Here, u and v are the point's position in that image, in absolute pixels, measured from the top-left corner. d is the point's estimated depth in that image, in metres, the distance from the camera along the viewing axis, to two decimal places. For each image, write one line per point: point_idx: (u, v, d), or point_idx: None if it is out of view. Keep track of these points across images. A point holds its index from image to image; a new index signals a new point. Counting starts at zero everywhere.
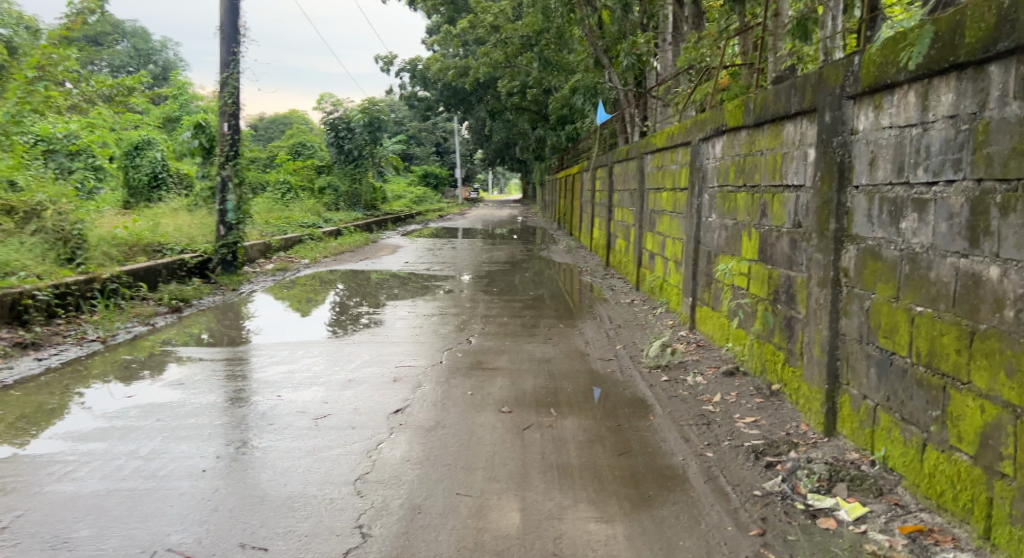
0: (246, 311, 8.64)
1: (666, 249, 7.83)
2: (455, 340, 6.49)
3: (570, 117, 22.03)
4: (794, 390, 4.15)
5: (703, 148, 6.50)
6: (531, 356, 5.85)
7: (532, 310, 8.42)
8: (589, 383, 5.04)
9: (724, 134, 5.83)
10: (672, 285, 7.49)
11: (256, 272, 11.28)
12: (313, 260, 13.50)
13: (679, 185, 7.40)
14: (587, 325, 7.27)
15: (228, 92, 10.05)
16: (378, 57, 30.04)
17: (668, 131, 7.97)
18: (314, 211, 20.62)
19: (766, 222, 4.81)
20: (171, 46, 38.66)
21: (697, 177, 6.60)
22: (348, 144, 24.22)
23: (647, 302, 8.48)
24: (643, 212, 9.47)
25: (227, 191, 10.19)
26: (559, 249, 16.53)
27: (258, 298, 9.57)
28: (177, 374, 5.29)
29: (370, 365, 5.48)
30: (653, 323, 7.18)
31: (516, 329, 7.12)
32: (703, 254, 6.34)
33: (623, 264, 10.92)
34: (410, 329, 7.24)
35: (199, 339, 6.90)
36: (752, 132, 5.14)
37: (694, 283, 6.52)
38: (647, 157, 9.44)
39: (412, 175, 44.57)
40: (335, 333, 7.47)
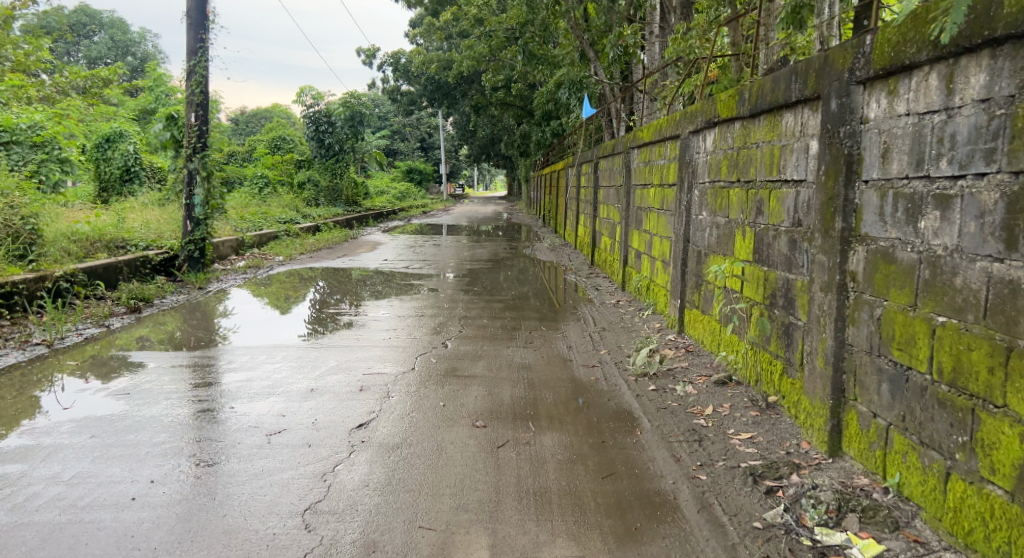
0: (220, 310, 8.26)
1: (654, 247, 7.49)
2: (429, 344, 6.12)
3: (556, 112, 21.67)
4: (794, 404, 3.82)
5: (693, 142, 6.16)
6: (509, 363, 5.48)
7: (513, 311, 8.06)
8: (571, 393, 4.67)
9: (716, 126, 5.49)
10: (659, 285, 7.16)
11: (227, 270, 10.85)
12: (288, 257, 13.08)
13: (667, 180, 7.07)
14: (569, 328, 6.91)
15: (195, 82, 9.61)
16: (360, 51, 29.64)
17: (655, 124, 7.63)
18: (293, 207, 20.16)
19: (762, 220, 4.47)
20: (150, 38, 37.96)
21: (686, 172, 6.26)
22: (328, 139, 23.76)
23: (633, 304, 8.13)
24: (629, 209, 9.13)
25: (194, 184, 9.81)
26: (543, 246, 16.19)
27: (235, 295, 9.20)
28: (123, 382, 4.87)
29: (335, 371, 5.09)
30: (639, 326, 6.84)
31: (495, 332, 6.75)
32: (693, 253, 6.00)
33: (609, 263, 10.58)
34: (383, 331, 6.86)
35: (157, 341, 6.50)
36: (747, 123, 4.80)
37: (683, 284, 6.18)
38: (633, 152, 9.11)
39: (396, 171, 44.04)
40: (310, 334, 7.04)
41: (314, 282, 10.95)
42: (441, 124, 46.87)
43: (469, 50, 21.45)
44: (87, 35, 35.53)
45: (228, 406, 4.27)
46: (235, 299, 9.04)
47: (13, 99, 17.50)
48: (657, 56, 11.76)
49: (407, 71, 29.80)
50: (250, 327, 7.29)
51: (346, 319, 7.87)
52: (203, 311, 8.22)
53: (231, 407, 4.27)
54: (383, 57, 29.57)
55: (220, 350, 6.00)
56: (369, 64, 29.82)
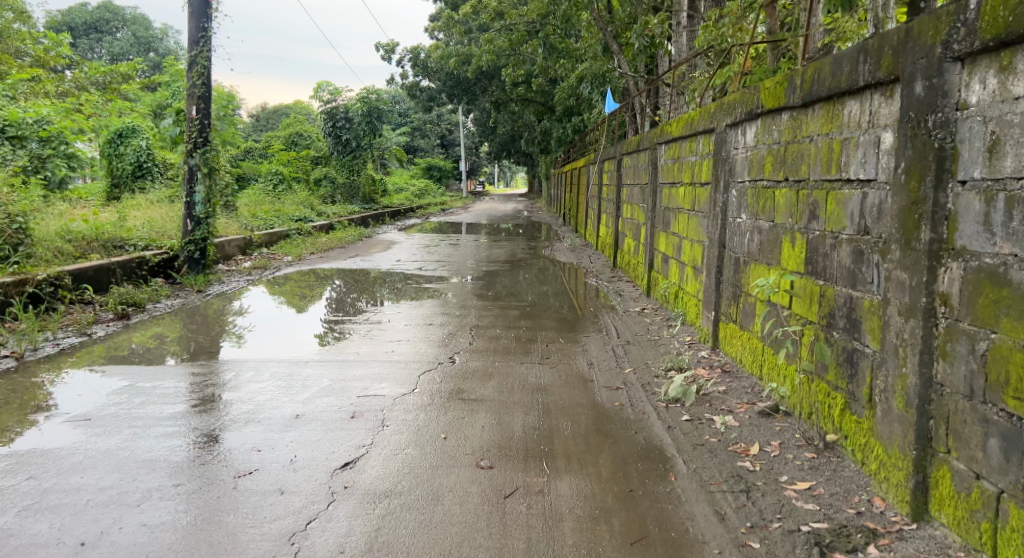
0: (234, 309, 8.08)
1: (683, 253, 6.89)
2: (435, 359, 5.55)
3: (577, 107, 21.06)
4: (860, 448, 3.21)
5: (731, 136, 5.54)
6: (523, 384, 4.89)
7: (530, 319, 7.47)
8: (591, 424, 4.08)
9: (758, 117, 4.87)
10: (689, 293, 6.57)
11: (230, 271, 10.31)
12: (298, 257, 12.59)
13: (698, 178, 6.46)
14: (590, 341, 6.31)
15: (197, 73, 9.07)
16: (378, 46, 29.27)
17: (685, 117, 7.02)
18: (308, 204, 19.71)
19: (817, 226, 3.86)
20: (172, 34, 37.72)
21: (721, 170, 5.65)
22: (346, 135, 23.28)
23: (660, 312, 7.53)
24: (655, 209, 8.52)
25: (194, 181, 9.21)
26: (563, 247, 15.59)
27: (254, 296, 8.99)
28: (84, 406, 4.28)
29: (327, 393, 4.52)
30: (668, 339, 6.25)
31: (508, 345, 6.16)
32: (729, 260, 5.40)
33: (633, 266, 9.97)
34: (387, 341, 6.30)
35: (143, 351, 5.98)
36: (798, 114, 4.18)
37: (717, 295, 5.58)
38: (660, 148, 8.49)
39: (415, 168, 43.55)
40: (324, 342, 6.48)
41: (330, 282, 10.53)
42: (461, 121, 46.41)
43: (488, 44, 20.84)
44: (109, 31, 35.25)
45: (202, 438, 3.73)
46: (238, 303, 8.54)
47: (26, 94, 17.17)
48: (684, 47, 11.11)
49: (425, 66, 29.25)
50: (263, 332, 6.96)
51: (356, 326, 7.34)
52: (205, 315, 7.74)
53: (203, 438, 3.73)
54: (402, 51, 29.03)
55: (206, 362, 5.42)
56: (387, 59, 29.29)
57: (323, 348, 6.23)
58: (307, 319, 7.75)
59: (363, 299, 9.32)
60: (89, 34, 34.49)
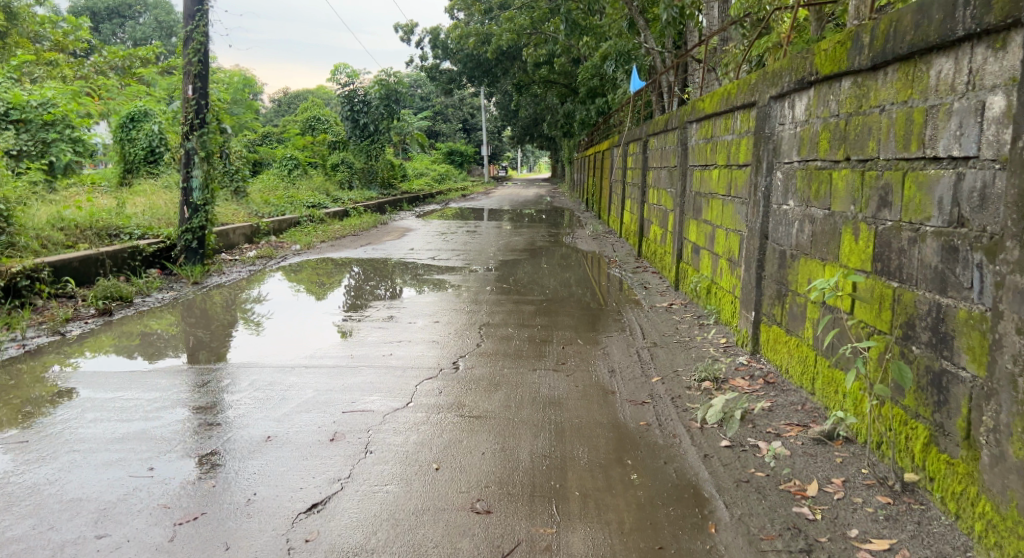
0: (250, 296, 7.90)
1: (717, 243, 6.24)
2: (437, 364, 4.94)
3: (601, 89, 20.36)
4: (954, 497, 2.59)
5: (776, 110, 4.87)
6: (535, 398, 4.27)
7: (546, 316, 6.82)
8: (612, 451, 3.46)
9: (812, 86, 4.20)
10: (723, 289, 5.93)
11: (233, 261, 9.74)
12: (307, 245, 12.03)
13: (735, 160, 5.81)
14: (613, 343, 5.66)
15: (193, 49, 8.42)
16: (398, 27, 28.60)
17: (721, 92, 6.35)
18: (324, 190, 19.17)
19: (890, 215, 3.21)
20: None
21: (764, 149, 5.00)
22: (364, 119, 22.64)
23: (690, 308, 6.87)
24: (684, 195, 7.86)
25: (192, 166, 8.59)
26: (585, 234, 14.94)
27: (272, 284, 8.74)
28: (15, 427, 3.63)
29: (308, 408, 3.93)
30: (700, 340, 5.62)
31: (521, 349, 5.52)
32: (775, 253, 4.75)
33: (659, 256, 9.29)
34: (387, 340, 5.68)
35: (122, 352, 5.40)
36: (863, 80, 3.53)
37: (758, 293, 4.95)
38: (690, 127, 7.80)
39: (437, 153, 42.89)
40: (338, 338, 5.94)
41: (348, 271, 9.99)
42: (483, 105, 45.71)
43: (509, 22, 20.07)
44: (132, 16, 34.83)
45: (203, 457, 3.24)
46: (238, 295, 8.01)
47: (39, 78, 16.74)
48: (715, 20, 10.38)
49: (446, 47, 28.51)
50: (260, 328, 6.41)
51: (364, 320, 6.79)
52: (205, 310, 7.21)
53: (204, 458, 3.24)
54: (421, 32, 28.30)
55: (180, 366, 4.81)
56: (407, 41, 28.60)
57: (324, 346, 5.64)
58: (308, 313, 7.15)
59: (381, 287, 9.01)
60: (112, 18, 34.21)
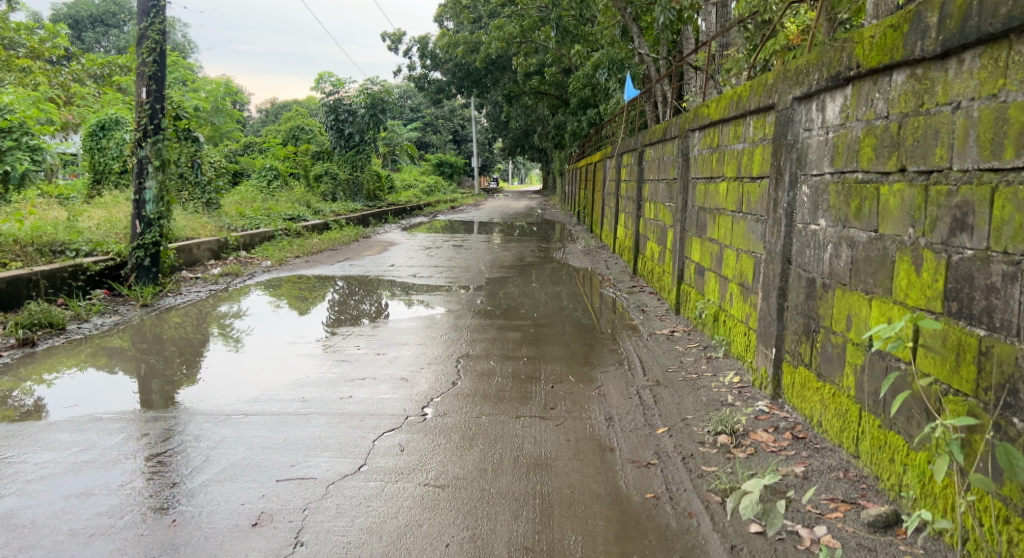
0: (227, 310, 7.61)
1: (727, 264, 5.56)
2: (402, 412, 4.21)
3: (592, 100, 19.78)
4: None
5: (800, 113, 4.17)
6: (517, 457, 3.54)
7: (533, 345, 6.08)
8: (613, 542, 2.79)
9: (848, 84, 3.51)
10: (735, 319, 5.25)
11: (192, 280, 8.96)
12: (279, 260, 11.25)
13: (749, 171, 5.13)
14: (609, 382, 4.94)
15: (147, 49, 7.67)
16: (385, 36, 27.95)
17: (729, 94, 5.67)
18: (304, 201, 18.40)
19: (968, 243, 2.54)
20: (181, 29, 36.49)
21: (785, 158, 4.30)
22: (348, 129, 21.91)
23: (694, 337, 6.17)
24: (685, 209, 7.17)
25: (145, 176, 7.81)
26: (576, 248, 14.25)
27: (254, 299, 8.42)
28: None
29: (234, 476, 3.22)
30: (709, 378, 4.92)
31: (503, 388, 4.79)
32: (800, 280, 4.06)
33: (656, 275, 8.59)
34: (348, 376, 4.93)
35: (70, 390, 4.81)
36: (924, 71, 2.84)
37: (779, 327, 4.26)
38: (691, 136, 7.13)
39: (426, 164, 42.18)
40: (300, 370, 5.21)
41: (324, 291, 9.26)
42: (473, 116, 45.09)
43: (498, 30, 19.51)
44: (115, 25, 33.94)
45: None
46: (195, 319, 7.24)
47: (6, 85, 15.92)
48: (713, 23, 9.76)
49: (435, 56, 27.86)
50: (207, 359, 5.66)
51: (331, 346, 6.08)
52: (157, 339, 6.48)
53: None
54: (409, 41, 27.65)
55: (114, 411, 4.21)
56: (394, 50, 27.95)
57: (285, 378, 4.94)
58: (269, 339, 6.44)
59: (366, 301, 8.64)
60: (95, 27, 33.33)
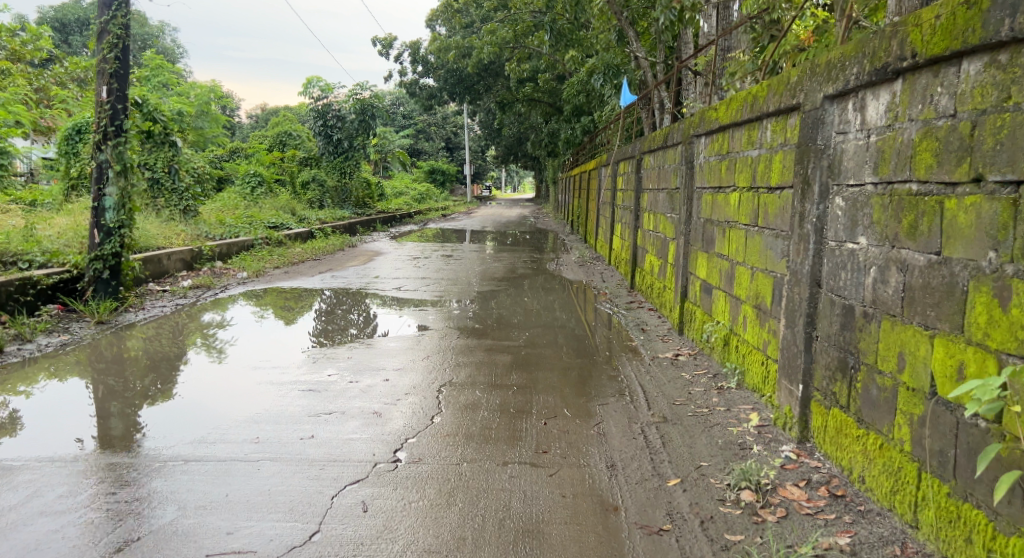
0: (210, 321, 7.33)
1: (740, 284, 5.01)
2: (371, 457, 3.64)
3: (586, 107, 19.30)
4: None
5: (833, 114, 3.61)
6: (503, 522, 3.03)
7: (523, 370, 5.49)
8: None
9: (896, 80, 2.99)
10: (752, 346, 4.69)
11: (161, 292, 8.38)
12: (258, 271, 10.65)
13: (768, 180, 4.56)
14: (609, 417, 4.38)
15: (108, 44, 7.05)
16: (376, 40, 27.40)
17: (744, 94, 5.10)
18: (289, 208, 17.78)
19: None
20: (170, 32, 35.81)
21: (813, 166, 3.74)
22: (337, 135, 21.25)
23: (700, 362, 5.61)
24: (690, 220, 6.61)
25: (105, 181, 7.19)
26: (570, 259, 13.70)
27: (236, 308, 8.15)
28: None
29: (153, 550, 2.80)
30: (724, 415, 4.36)
31: (489, 425, 4.21)
32: (833, 307, 3.52)
33: (656, 291, 8.04)
34: (312, 410, 4.34)
35: (29, 421, 4.40)
36: (1010, 58, 2.42)
37: (808, 359, 3.72)
38: (697, 142, 6.56)
39: (418, 172, 41.60)
40: (266, 398, 4.66)
41: (304, 302, 8.67)
42: (466, 123, 44.53)
43: (491, 35, 19.02)
44: None
45: None
46: (157, 338, 6.60)
47: None
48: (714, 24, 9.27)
49: (426, 62, 27.22)
50: (163, 387, 5.05)
51: (300, 368, 5.52)
52: (115, 360, 5.91)
53: None
54: (400, 46, 27.10)
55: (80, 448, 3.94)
56: (385, 55, 27.33)
57: (248, 409, 4.40)
58: (236, 360, 5.84)
59: (356, 311, 8.33)
60: (82, 30, 32.53)
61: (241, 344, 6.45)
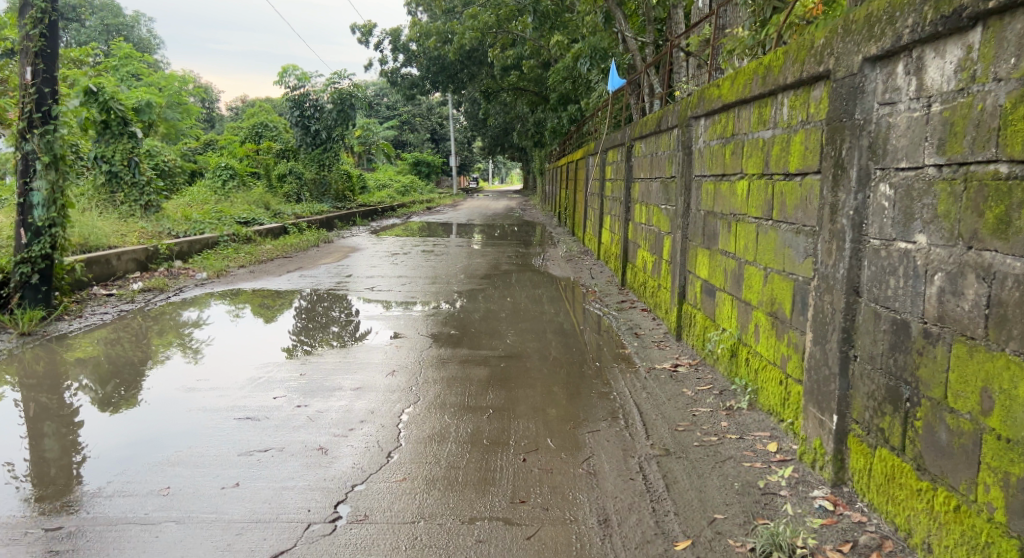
0: (187, 319, 6.98)
1: (750, 288, 4.31)
2: (309, 515, 2.95)
3: (573, 95, 18.57)
4: None
5: (873, 81, 2.92)
6: None
7: (501, 388, 4.77)
8: None
9: (977, 29, 2.39)
10: (768, 362, 3.99)
11: (107, 297, 7.59)
12: (221, 271, 9.87)
13: (787, 166, 3.84)
14: (601, 450, 3.69)
15: (31, 19, 6.22)
16: (355, 27, 26.46)
17: (755, 65, 4.38)
18: (263, 202, 16.94)
19: None
20: (145, 22, 34.62)
21: (849, 146, 3.04)
22: (315, 125, 20.38)
23: (703, 376, 4.91)
24: (688, 212, 5.90)
25: (31, 174, 6.39)
26: (557, 254, 12.98)
27: (213, 307, 7.67)
28: None
29: None
30: (735, 446, 3.66)
31: (456, 463, 3.51)
32: (878, 322, 2.83)
33: (650, 290, 7.33)
34: (242, 448, 3.60)
35: None
36: None
37: (843, 385, 3.03)
38: (695, 124, 5.84)
39: (402, 163, 40.68)
40: (204, 425, 3.97)
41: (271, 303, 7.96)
42: (450, 114, 43.64)
43: (473, 20, 18.22)
44: None
45: None
46: (101, 350, 5.84)
47: None
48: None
49: (408, 49, 26.31)
50: (83, 414, 4.28)
51: (248, 384, 4.79)
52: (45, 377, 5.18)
53: None
54: (381, 34, 26.20)
55: (12, 477, 3.35)
56: (365, 43, 26.41)
57: (178, 442, 3.72)
58: (178, 375, 5.07)
59: (336, 307, 7.83)
60: None
61: (214, 348, 5.93)
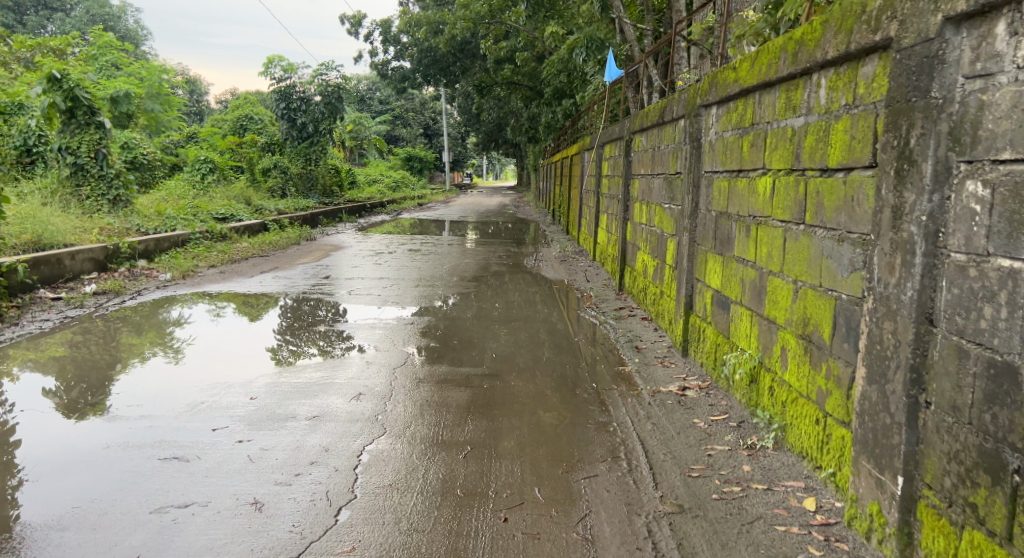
0: (170, 317, 6.34)
1: (775, 303, 3.64)
2: None
3: (568, 89, 17.87)
4: None
5: (953, 46, 2.26)
6: None
7: (482, 417, 4.08)
8: None
9: None
10: (800, 394, 3.31)
11: (51, 303, 6.84)
12: (187, 271, 9.15)
13: (825, 160, 3.17)
14: (598, 505, 3.01)
15: None
16: (344, 19, 25.63)
17: (781, 41, 3.69)
18: (244, 197, 16.17)
19: None
20: (131, 13, 33.58)
21: (917, 133, 2.36)
22: (302, 118, 19.46)
23: (717, 402, 4.25)
24: (697, 211, 5.21)
25: None
26: (551, 254, 12.30)
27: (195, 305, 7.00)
28: None
29: None
30: (763, 501, 3.00)
31: (421, 526, 2.85)
32: (965, 361, 2.19)
33: (651, 297, 6.66)
34: (156, 502, 2.96)
35: None
36: None
37: (912, 438, 2.36)
38: (705, 114, 5.14)
39: (395, 159, 39.88)
40: (126, 466, 3.28)
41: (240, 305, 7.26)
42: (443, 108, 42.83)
43: (465, 10, 17.47)
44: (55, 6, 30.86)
45: None
46: (68, 353, 5.17)
47: None
48: None
49: (398, 41, 25.53)
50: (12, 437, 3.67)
51: (189, 409, 4.08)
52: None
53: None
54: (370, 25, 25.38)
55: None
56: (354, 34, 25.59)
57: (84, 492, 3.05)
58: (134, 386, 4.42)
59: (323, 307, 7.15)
60: None
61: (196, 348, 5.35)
